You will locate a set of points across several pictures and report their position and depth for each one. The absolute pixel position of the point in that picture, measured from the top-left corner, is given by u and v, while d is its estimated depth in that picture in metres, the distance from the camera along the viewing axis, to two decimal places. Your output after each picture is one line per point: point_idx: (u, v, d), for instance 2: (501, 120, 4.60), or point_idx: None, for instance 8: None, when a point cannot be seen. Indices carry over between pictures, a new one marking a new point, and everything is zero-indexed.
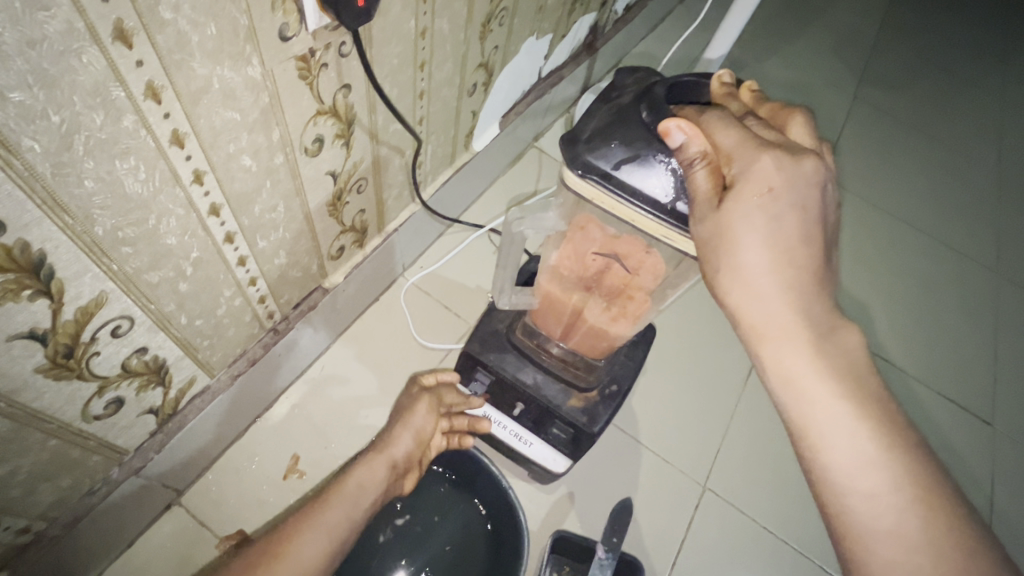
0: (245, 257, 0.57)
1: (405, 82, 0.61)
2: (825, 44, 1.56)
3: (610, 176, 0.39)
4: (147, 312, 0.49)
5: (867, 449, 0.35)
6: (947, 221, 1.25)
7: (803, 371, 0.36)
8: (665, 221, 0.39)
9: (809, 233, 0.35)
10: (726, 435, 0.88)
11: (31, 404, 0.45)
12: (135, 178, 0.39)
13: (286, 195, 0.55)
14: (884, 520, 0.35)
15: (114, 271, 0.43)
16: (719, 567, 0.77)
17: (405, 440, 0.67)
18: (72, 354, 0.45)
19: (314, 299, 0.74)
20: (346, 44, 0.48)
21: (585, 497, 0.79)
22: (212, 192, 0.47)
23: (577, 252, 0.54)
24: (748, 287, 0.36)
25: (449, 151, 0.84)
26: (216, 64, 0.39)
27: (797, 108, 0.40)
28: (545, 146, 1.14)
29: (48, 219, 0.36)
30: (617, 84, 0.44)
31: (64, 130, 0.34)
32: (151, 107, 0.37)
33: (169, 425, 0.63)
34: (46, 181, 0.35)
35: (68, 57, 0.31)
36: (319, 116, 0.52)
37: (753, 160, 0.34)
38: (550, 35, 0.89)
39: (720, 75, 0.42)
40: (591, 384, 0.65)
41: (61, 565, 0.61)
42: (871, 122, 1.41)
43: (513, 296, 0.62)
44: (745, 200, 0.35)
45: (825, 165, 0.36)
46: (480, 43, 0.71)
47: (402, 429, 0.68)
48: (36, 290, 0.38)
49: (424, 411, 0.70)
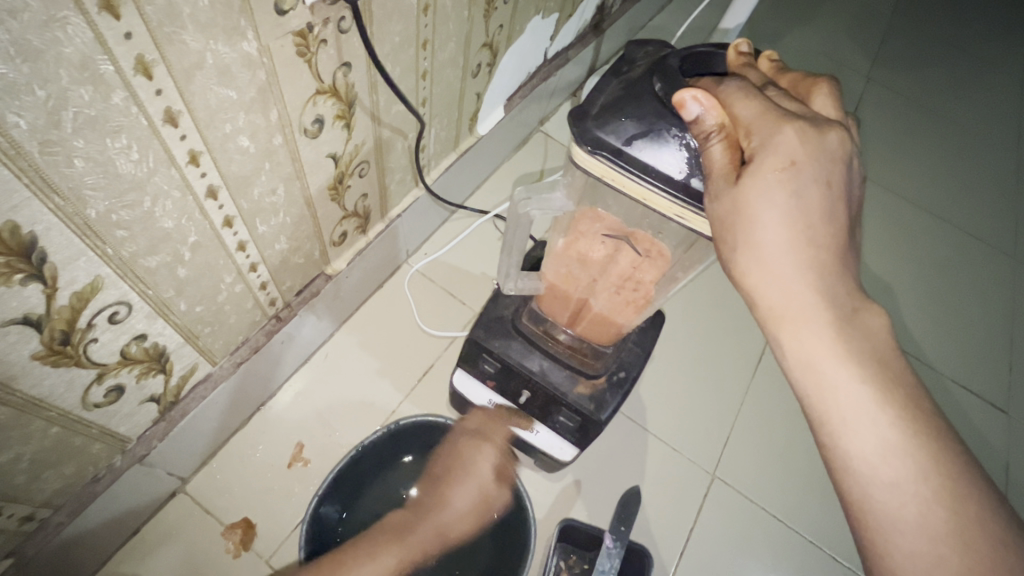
0: (245, 242, 0.55)
1: (407, 61, 0.59)
2: (838, 22, 1.52)
3: (621, 153, 0.37)
4: (145, 297, 0.48)
5: (892, 436, 0.34)
6: (964, 206, 1.22)
7: (823, 353, 0.34)
8: (678, 199, 0.37)
9: (832, 211, 0.34)
10: (735, 423, 0.86)
11: (29, 392, 0.44)
12: (128, 158, 0.38)
13: (286, 178, 0.54)
14: (908, 510, 0.34)
15: (109, 255, 0.42)
16: (729, 556, 0.76)
17: (454, 525, 0.70)
18: (69, 340, 0.44)
19: (316, 286, 0.73)
20: (346, 19, 0.47)
21: (592, 485, 0.78)
22: (209, 174, 0.45)
23: (580, 237, 0.52)
24: (766, 267, 0.35)
25: (453, 135, 0.83)
26: (210, 39, 0.37)
27: (819, 77, 0.38)
28: (550, 131, 1.11)
29: (38, 200, 0.35)
30: (628, 58, 0.42)
31: (51, 106, 0.32)
32: (142, 83, 0.36)
33: (172, 413, 0.62)
34: (34, 160, 0.33)
35: (52, 28, 0.30)
36: (319, 96, 0.50)
37: (774, 133, 0.33)
38: (556, 15, 0.87)
39: (736, 45, 0.41)
40: (598, 371, 0.64)
41: (66, 553, 0.61)
42: (885, 103, 1.38)
43: (518, 281, 0.61)
44: (765, 175, 0.33)
45: (848, 138, 0.35)
46: (484, 21, 0.69)
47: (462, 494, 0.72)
48: (28, 274, 0.37)
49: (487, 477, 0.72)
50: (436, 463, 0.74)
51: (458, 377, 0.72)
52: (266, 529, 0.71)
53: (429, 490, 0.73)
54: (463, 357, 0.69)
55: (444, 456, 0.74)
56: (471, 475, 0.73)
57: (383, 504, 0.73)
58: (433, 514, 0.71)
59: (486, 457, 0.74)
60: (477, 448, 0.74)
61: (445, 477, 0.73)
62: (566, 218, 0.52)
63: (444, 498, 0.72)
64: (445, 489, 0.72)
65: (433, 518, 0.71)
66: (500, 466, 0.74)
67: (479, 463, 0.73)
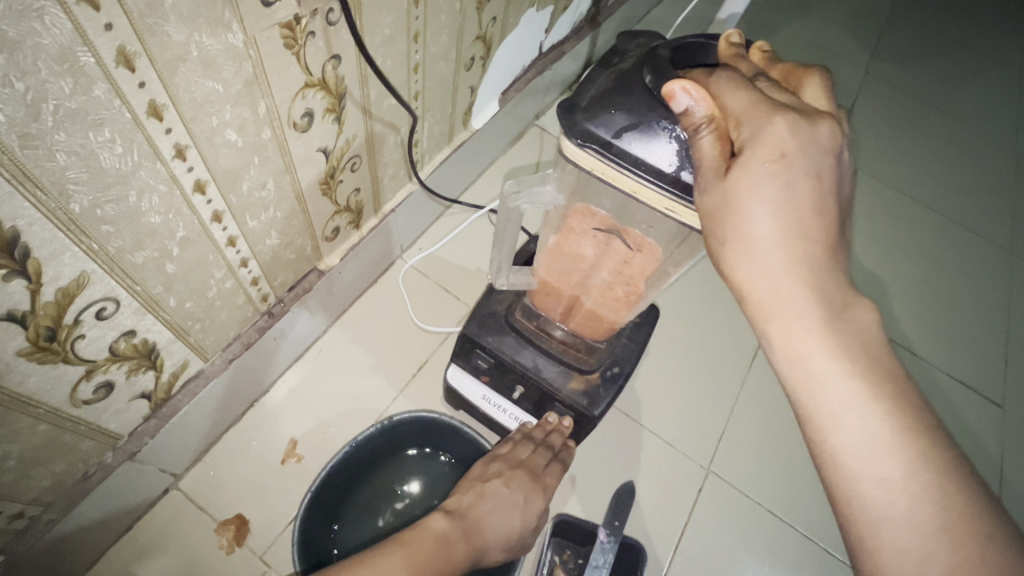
0: (235, 237, 0.55)
1: (399, 55, 0.59)
2: (835, 16, 1.51)
3: (610, 146, 0.37)
4: (133, 293, 0.48)
5: (881, 432, 0.34)
6: (960, 201, 1.22)
7: (813, 349, 0.34)
8: (669, 192, 0.37)
9: (822, 204, 0.33)
10: (730, 418, 0.86)
11: (16, 389, 0.44)
12: (112, 152, 0.38)
13: (275, 172, 0.53)
14: (898, 506, 0.34)
15: (95, 250, 0.42)
16: (723, 551, 0.76)
17: (487, 552, 0.62)
18: (56, 337, 0.43)
19: (309, 282, 0.73)
20: (334, 11, 0.46)
21: (586, 481, 0.78)
22: (196, 168, 0.45)
23: (570, 235, 0.52)
24: (756, 261, 0.34)
25: (447, 129, 0.82)
26: (194, 30, 0.37)
27: (811, 67, 0.38)
28: (545, 125, 1.11)
29: (20, 194, 0.34)
30: (619, 49, 0.42)
31: (30, 99, 0.32)
32: (125, 76, 0.35)
33: (163, 410, 0.62)
34: (14, 154, 0.33)
35: (29, 19, 0.29)
36: (308, 89, 0.49)
37: (765, 124, 0.32)
38: (551, 8, 0.86)
39: (728, 35, 0.40)
40: (593, 366, 0.64)
41: (58, 550, 0.61)
42: (882, 97, 1.37)
43: (511, 275, 0.61)
44: (755, 166, 0.32)
45: (840, 130, 0.34)
46: (477, 14, 0.69)
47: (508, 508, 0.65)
48: (11, 269, 0.37)
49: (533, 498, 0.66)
50: (488, 482, 0.66)
51: (452, 372, 0.72)
52: (260, 525, 0.70)
53: (474, 507, 0.64)
54: (457, 352, 0.69)
55: (499, 476, 0.66)
56: (519, 505, 0.65)
57: (377, 500, 0.73)
58: (476, 534, 0.62)
59: (537, 498, 0.66)
60: (531, 480, 0.67)
61: (495, 498, 0.65)
62: (556, 215, 0.52)
63: (487, 514, 0.63)
64: (494, 510, 0.64)
65: (476, 537, 0.62)
66: (544, 505, 0.67)
67: (530, 496, 0.66)
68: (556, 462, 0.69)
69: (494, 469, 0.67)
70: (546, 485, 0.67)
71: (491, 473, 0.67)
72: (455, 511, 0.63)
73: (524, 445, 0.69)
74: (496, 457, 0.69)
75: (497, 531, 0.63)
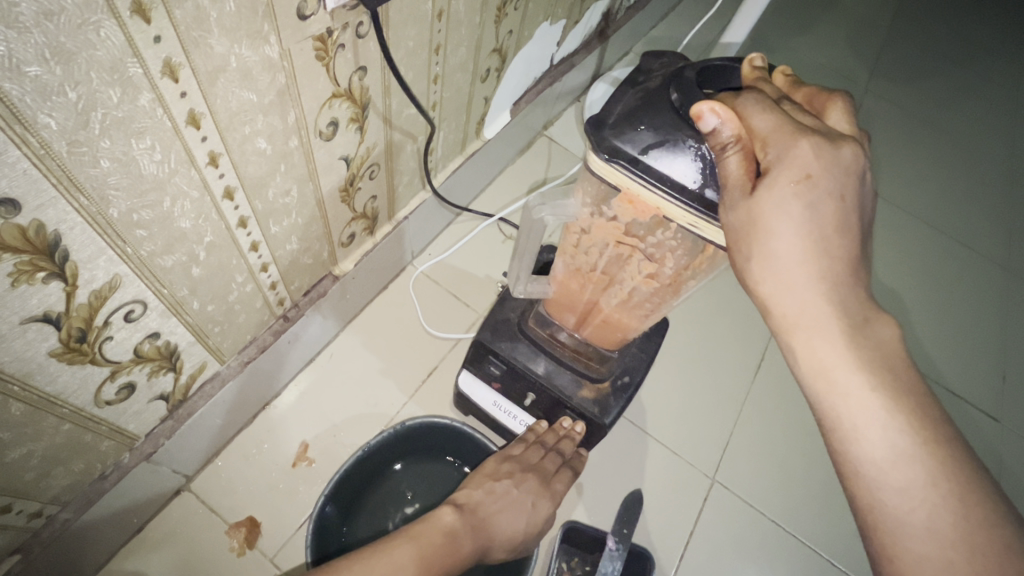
0: (258, 242, 0.56)
1: (420, 66, 0.60)
2: (836, 34, 1.55)
3: (637, 162, 0.39)
4: (160, 297, 0.48)
5: (901, 442, 0.35)
6: (959, 217, 1.24)
7: (835, 361, 0.35)
8: (693, 209, 0.39)
9: (845, 223, 0.34)
10: (735, 428, 0.87)
11: (45, 389, 0.44)
12: (151, 159, 0.39)
13: (299, 179, 0.54)
14: (918, 515, 0.35)
15: (128, 254, 0.42)
16: (728, 561, 0.77)
17: (491, 549, 0.63)
18: (86, 338, 0.44)
19: (323, 287, 0.74)
20: (363, 24, 0.47)
21: (594, 490, 0.79)
22: (227, 175, 0.46)
23: (577, 244, 0.54)
24: (780, 278, 0.35)
25: (461, 138, 0.83)
26: (234, 43, 0.38)
27: (834, 92, 0.39)
28: (554, 135, 1.12)
29: (64, 199, 0.35)
30: (644, 68, 0.43)
31: (80, 107, 0.33)
32: (168, 85, 0.36)
33: (180, 411, 0.63)
34: (62, 160, 0.34)
35: (86, 31, 0.30)
36: (334, 99, 0.50)
37: (790, 145, 0.33)
38: (563, 21, 0.88)
39: (751, 59, 0.42)
40: (604, 375, 0.64)
41: (71, 550, 0.61)
42: (881, 114, 1.40)
43: (528, 284, 0.61)
44: (780, 187, 0.34)
45: (862, 152, 0.36)
46: (495, 28, 0.70)
47: (516, 511, 0.65)
48: (50, 272, 0.38)
49: (541, 501, 0.67)
50: (499, 480, 0.66)
51: (464, 377, 0.73)
52: (271, 527, 0.71)
53: (483, 504, 0.64)
54: (470, 357, 0.69)
55: (510, 477, 0.67)
56: (525, 508, 0.66)
57: (385, 504, 0.73)
58: (482, 531, 0.62)
59: (546, 503, 0.68)
60: (540, 485, 0.68)
61: (505, 498, 0.65)
62: (564, 228, 0.53)
63: (497, 514, 0.64)
64: (503, 508, 0.64)
65: (483, 533, 0.62)
66: (550, 511, 0.68)
67: (538, 501, 0.67)
68: (565, 469, 0.70)
69: (506, 469, 0.68)
70: (553, 492, 0.69)
71: (503, 472, 0.67)
72: (466, 505, 0.63)
73: (535, 449, 0.70)
74: (508, 457, 0.69)
75: (502, 530, 0.63)
